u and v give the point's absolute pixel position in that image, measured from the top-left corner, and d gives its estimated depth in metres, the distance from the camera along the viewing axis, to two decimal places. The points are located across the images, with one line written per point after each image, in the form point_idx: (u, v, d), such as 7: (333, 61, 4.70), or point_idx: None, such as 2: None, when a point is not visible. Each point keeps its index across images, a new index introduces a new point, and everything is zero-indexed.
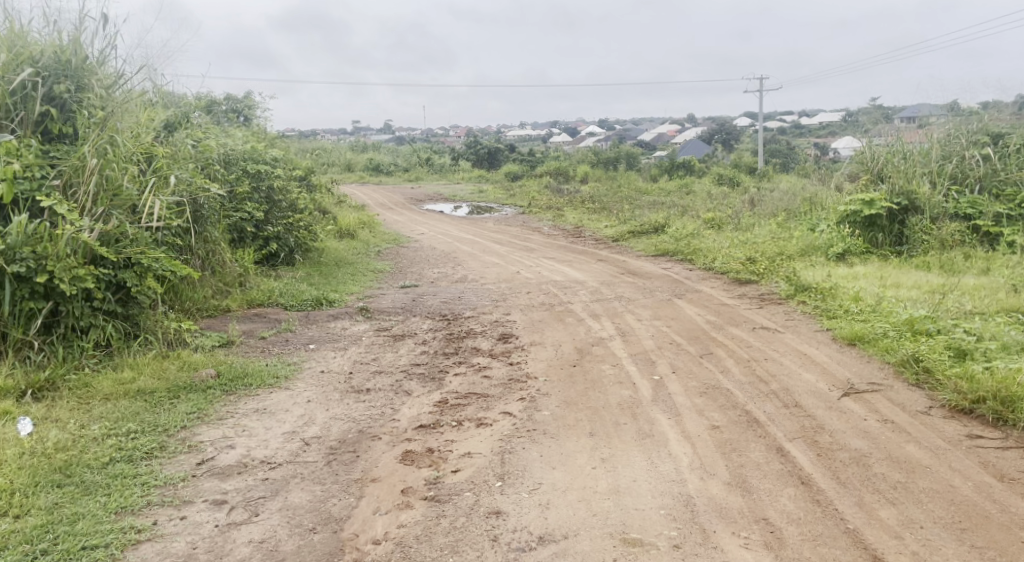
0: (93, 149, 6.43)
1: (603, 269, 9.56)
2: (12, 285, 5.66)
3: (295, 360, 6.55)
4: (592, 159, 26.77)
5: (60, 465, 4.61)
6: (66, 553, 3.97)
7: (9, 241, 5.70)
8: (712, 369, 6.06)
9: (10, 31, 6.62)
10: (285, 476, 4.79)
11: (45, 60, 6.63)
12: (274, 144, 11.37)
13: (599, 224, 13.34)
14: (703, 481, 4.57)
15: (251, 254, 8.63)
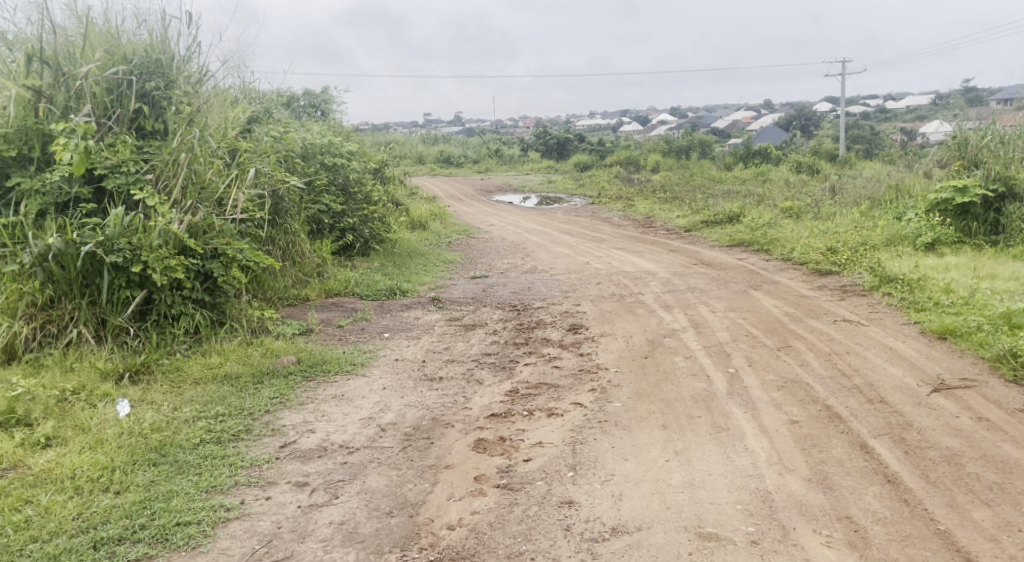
0: (182, 144, 6.67)
1: (675, 259, 9.50)
2: (109, 274, 5.95)
3: (371, 348, 6.71)
4: (664, 147, 26.51)
5: (155, 445, 4.81)
6: (161, 529, 4.14)
7: (107, 232, 5.98)
8: (791, 362, 5.98)
9: (107, 33, 6.94)
10: (363, 460, 4.92)
11: (139, 59, 6.91)
12: (350, 136, 11.61)
13: (672, 214, 13.20)
14: (782, 477, 4.52)
15: (328, 245, 8.85)
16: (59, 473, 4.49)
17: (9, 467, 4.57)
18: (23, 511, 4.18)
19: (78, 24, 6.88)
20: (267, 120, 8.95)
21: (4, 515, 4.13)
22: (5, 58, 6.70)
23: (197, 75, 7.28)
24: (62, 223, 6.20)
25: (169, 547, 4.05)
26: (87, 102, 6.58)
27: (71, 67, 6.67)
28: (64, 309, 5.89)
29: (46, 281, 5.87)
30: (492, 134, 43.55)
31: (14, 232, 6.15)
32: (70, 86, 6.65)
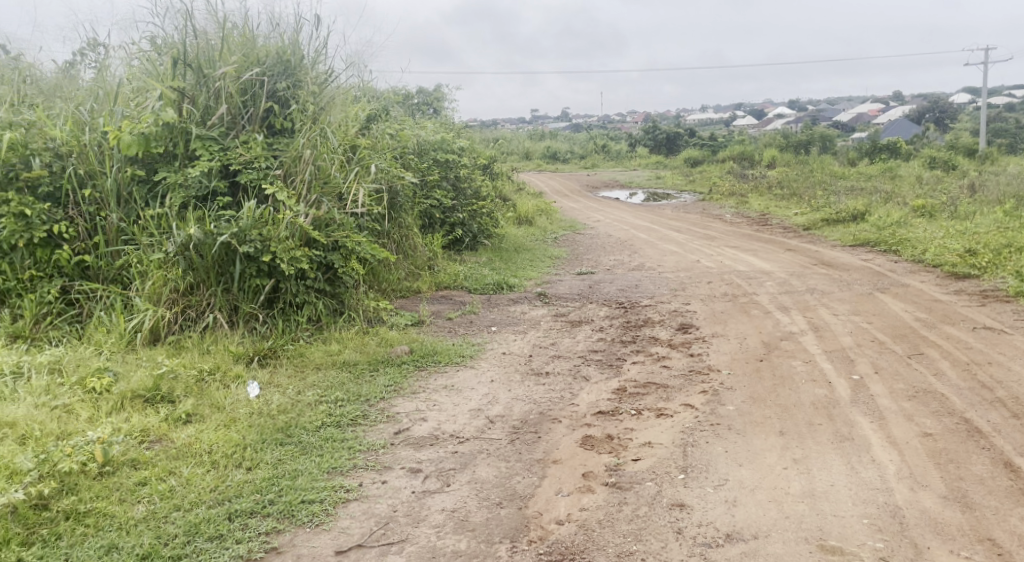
0: (308, 142, 7.07)
1: (793, 259, 9.21)
2: (241, 263, 6.32)
3: (479, 341, 6.85)
4: (782, 140, 25.76)
5: (281, 426, 5.03)
6: (288, 505, 4.32)
7: (242, 224, 6.31)
8: (923, 371, 5.70)
9: (244, 36, 7.32)
10: (473, 451, 4.98)
11: (272, 60, 7.29)
12: (461, 133, 11.78)
13: (789, 212, 12.83)
14: (914, 492, 4.31)
15: (439, 239, 9.16)
16: (197, 448, 4.75)
17: (154, 439, 4.88)
18: (167, 481, 4.43)
19: (219, 29, 7.22)
20: (384, 117, 9.22)
21: (150, 484, 4.39)
22: (154, 60, 7.13)
23: (323, 76, 7.62)
24: (200, 214, 6.60)
25: (295, 523, 4.22)
26: (222, 102, 7.03)
27: (211, 68, 7.06)
28: (202, 296, 6.29)
29: (187, 268, 6.28)
30: (601, 130, 43.30)
31: (159, 223, 6.58)
32: (210, 86, 7.07)
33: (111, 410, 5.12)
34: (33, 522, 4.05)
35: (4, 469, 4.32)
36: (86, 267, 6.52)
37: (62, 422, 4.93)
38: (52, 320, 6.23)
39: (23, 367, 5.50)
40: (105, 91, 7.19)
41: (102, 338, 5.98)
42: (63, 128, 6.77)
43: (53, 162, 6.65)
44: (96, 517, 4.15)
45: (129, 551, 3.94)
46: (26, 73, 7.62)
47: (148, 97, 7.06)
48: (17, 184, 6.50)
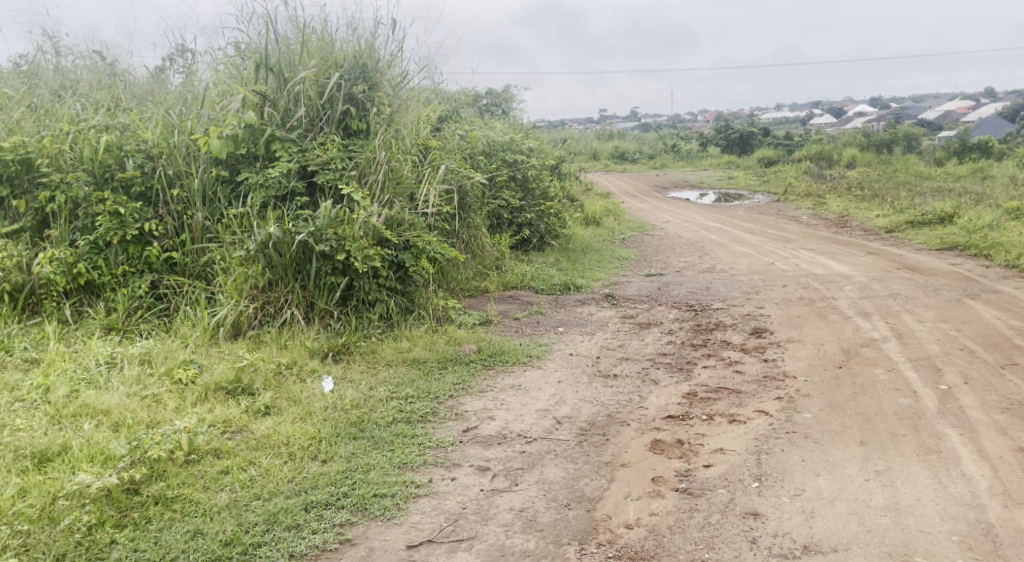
0: (382, 143, 7.18)
1: (874, 262, 8.93)
2: (317, 261, 6.45)
3: (546, 341, 6.82)
4: (862, 139, 25.04)
5: (355, 421, 5.20)
6: (362, 498, 4.48)
7: (318, 223, 6.48)
8: (1017, 382, 5.44)
9: (323, 40, 7.41)
10: (540, 451, 5.04)
11: (349, 64, 7.38)
12: (530, 133, 11.79)
13: (869, 214, 12.44)
14: (1007, 510, 4.13)
15: (507, 239, 9.21)
16: (275, 439, 4.94)
17: (235, 429, 5.07)
18: (248, 471, 4.63)
19: (299, 33, 7.40)
20: (454, 119, 9.32)
21: (232, 473, 4.59)
22: (238, 65, 7.41)
23: (397, 79, 7.69)
24: (280, 214, 6.74)
25: (368, 515, 4.38)
26: (301, 105, 7.15)
27: (290, 72, 7.25)
28: (281, 292, 6.44)
29: (266, 266, 6.41)
30: (670, 129, 42.78)
31: (242, 222, 6.74)
32: (290, 90, 7.21)
33: (196, 400, 5.34)
34: (125, 506, 4.25)
35: (100, 453, 4.60)
36: (173, 263, 6.70)
37: (151, 411, 5.16)
38: (142, 314, 6.41)
39: (116, 357, 5.73)
40: (194, 96, 7.48)
41: (188, 332, 6.16)
42: (154, 130, 6.97)
43: (144, 162, 6.83)
44: (182, 503, 4.33)
45: (213, 537, 4.12)
46: (121, 81, 8.02)
47: (232, 100, 7.29)
48: (112, 185, 6.76)
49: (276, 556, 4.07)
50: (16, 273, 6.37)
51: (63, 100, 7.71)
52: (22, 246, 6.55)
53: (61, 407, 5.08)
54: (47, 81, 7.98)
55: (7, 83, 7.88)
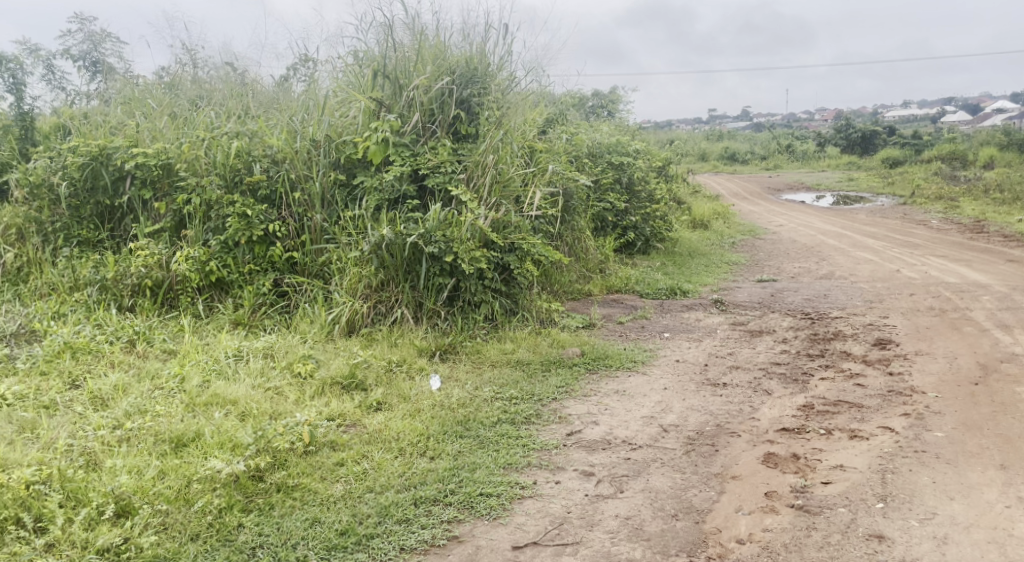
0: (490, 147, 7.17)
1: (1013, 271, 8.33)
2: (426, 263, 6.47)
3: (651, 347, 6.62)
4: (998, 139, 23.53)
5: (461, 419, 5.18)
6: (468, 496, 4.48)
7: (428, 225, 6.48)
8: None
9: (436, 47, 7.51)
10: (646, 459, 4.89)
11: (461, 69, 7.43)
12: (638, 135, 11.59)
13: (1009, 220, 11.61)
14: None
15: (611, 242, 9.08)
16: (387, 434, 4.97)
17: (349, 423, 5.13)
18: (361, 463, 4.68)
19: (414, 40, 7.53)
20: (560, 122, 9.25)
21: (347, 465, 4.66)
22: (358, 73, 7.54)
23: (505, 82, 7.73)
24: (392, 216, 6.81)
25: (474, 514, 4.36)
26: (415, 111, 7.26)
27: (405, 79, 7.32)
28: (392, 291, 6.50)
29: (379, 266, 6.49)
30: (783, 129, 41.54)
31: (357, 223, 6.85)
32: (405, 95, 7.32)
33: (314, 394, 5.41)
34: (250, 491, 4.38)
35: (229, 441, 4.71)
36: (295, 263, 6.85)
37: (274, 402, 5.26)
38: (265, 310, 6.57)
39: (243, 351, 5.87)
40: (315, 103, 7.57)
41: (307, 328, 6.27)
42: (279, 136, 7.20)
43: (271, 167, 7.08)
44: (302, 491, 4.43)
45: (330, 526, 4.20)
46: (251, 90, 8.25)
47: (352, 108, 7.44)
48: (241, 189, 6.95)
49: (387, 549, 4.10)
50: (157, 270, 6.62)
51: (199, 109, 8.05)
52: (162, 245, 6.82)
53: (194, 396, 5.22)
54: (185, 91, 8.39)
55: (151, 93, 8.28)
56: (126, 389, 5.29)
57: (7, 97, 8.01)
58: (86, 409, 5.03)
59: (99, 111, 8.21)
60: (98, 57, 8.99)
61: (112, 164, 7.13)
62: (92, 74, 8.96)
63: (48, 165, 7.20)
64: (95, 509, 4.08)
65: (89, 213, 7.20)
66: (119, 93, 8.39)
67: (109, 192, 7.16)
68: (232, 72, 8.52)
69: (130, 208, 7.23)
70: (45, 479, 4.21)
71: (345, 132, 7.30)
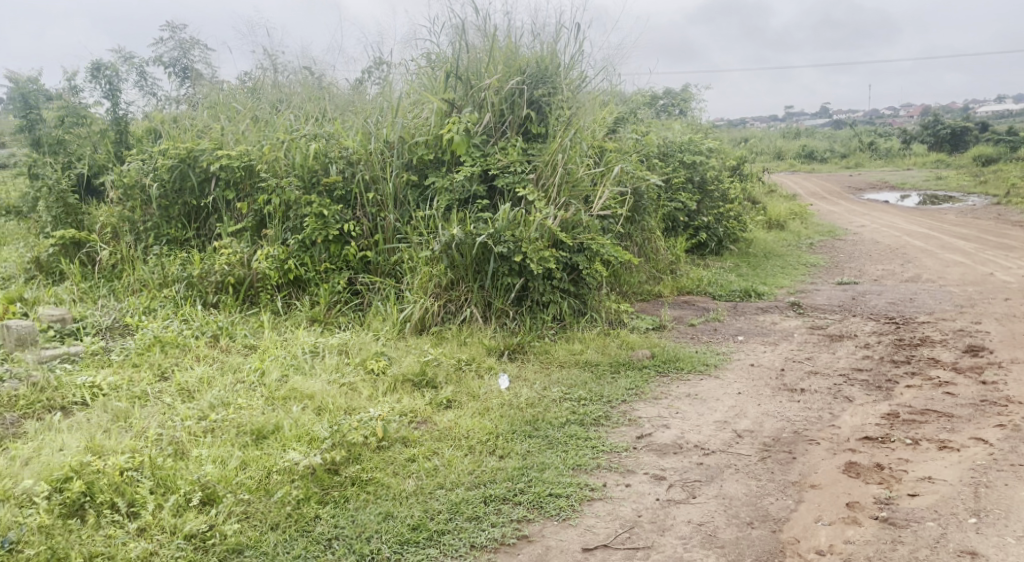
0: (561, 146, 7.07)
1: None
2: (495, 262, 6.41)
3: (724, 350, 6.44)
4: None
5: (530, 419, 5.11)
6: (537, 496, 4.41)
7: (497, 225, 6.44)
8: None
9: (507, 47, 7.46)
10: (720, 464, 4.75)
11: (531, 69, 7.37)
12: (711, 133, 11.35)
13: None
14: None
15: (682, 243, 8.93)
16: (456, 432, 4.92)
17: (420, 419, 5.09)
18: (432, 460, 4.65)
19: (485, 41, 7.49)
20: (631, 121, 9.11)
21: (419, 461, 4.63)
22: (431, 75, 7.53)
23: (576, 82, 7.60)
24: (462, 215, 6.78)
25: (543, 514, 4.30)
26: (486, 111, 7.23)
27: (478, 80, 7.29)
28: (461, 291, 6.46)
29: (449, 266, 6.46)
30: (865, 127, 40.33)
31: (428, 223, 6.83)
32: (476, 96, 7.28)
33: (386, 390, 5.40)
34: (326, 484, 4.39)
35: (306, 434, 4.73)
36: (368, 262, 6.87)
37: (348, 397, 5.26)
38: (340, 308, 6.61)
39: (319, 347, 5.91)
40: (389, 104, 7.58)
41: (379, 326, 6.28)
42: (355, 138, 7.25)
43: (346, 168, 7.09)
44: (375, 485, 4.42)
45: (402, 520, 4.19)
46: (328, 92, 8.35)
47: (424, 110, 7.40)
48: (318, 189, 7.03)
49: (458, 545, 4.07)
50: (239, 267, 6.72)
51: (280, 112, 8.19)
52: (244, 244, 6.93)
53: (274, 390, 5.27)
54: (267, 96, 8.51)
55: (234, 98, 8.49)
56: (211, 382, 5.36)
57: (104, 104, 8.20)
58: (175, 400, 5.10)
59: (188, 115, 8.44)
60: (187, 63, 9.17)
61: (198, 165, 7.33)
62: (181, 80, 9.16)
63: (140, 167, 7.50)
64: (183, 497, 4.15)
65: (177, 213, 7.42)
66: (206, 98, 8.63)
67: (196, 193, 7.39)
68: (310, 77, 8.62)
69: (214, 208, 7.40)
70: (137, 465, 4.30)
71: (417, 134, 7.24)
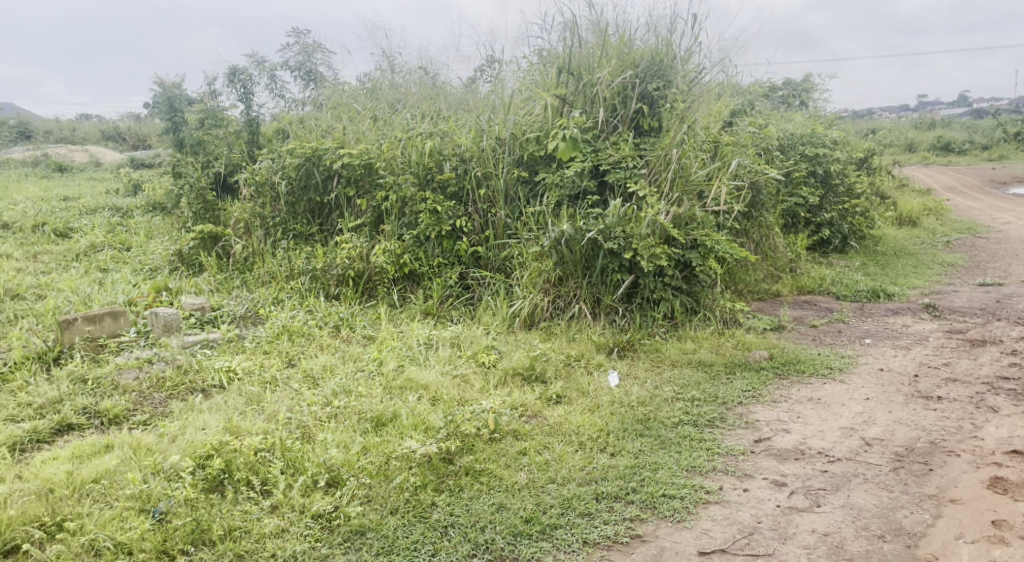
0: (675, 140, 6.83)
1: None
2: (605, 258, 6.26)
3: (850, 353, 6.09)
4: None
5: (641, 418, 4.94)
6: (650, 496, 4.26)
7: (607, 221, 6.28)
8: None
9: (621, 40, 7.27)
10: (847, 473, 4.48)
11: (645, 63, 7.15)
12: (835, 124, 10.83)
13: None
14: None
15: (804, 240, 8.56)
16: (566, 427, 4.81)
17: (531, 414, 5.01)
18: (543, 454, 4.55)
19: (598, 36, 7.36)
20: (748, 113, 8.79)
21: (529, 455, 4.53)
22: (543, 71, 7.45)
23: (692, 75, 7.28)
24: (572, 212, 6.65)
25: (657, 515, 4.16)
26: (598, 107, 7.06)
27: (589, 76, 7.17)
28: (570, 287, 6.34)
29: (558, 262, 6.35)
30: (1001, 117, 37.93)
31: (538, 219, 6.74)
32: (589, 91, 7.15)
33: (497, 383, 5.34)
34: (442, 472, 4.35)
35: (422, 422, 4.72)
36: (479, 257, 6.85)
37: (460, 389, 5.22)
38: (452, 302, 6.60)
39: (432, 339, 5.90)
40: (501, 101, 7.52)
41: (489, 320, 6.26)
42: (468, 135, 7.21)
43: (459, 165, 7.09)
44: (488, 476, 4.35)
45: (515, 512, 4.12)
46: (443, 91, 8.37)
47: (535, 105, 7.32)
48: (432, 185, 7.04)
49: (571, 541, 3.99)
50: (359, 261, 6.79)
51: (397, 111, 8.26)
52: (363, 239, 6.99)
53: (391, 379, 5.28)
54: (384, 96, 8.59)
55: (355, 99, 8.63)
56: (334, 369, 5.43)
57: (238, 106, 8.54)
58: (302, 386, 5.17)
59: (313, 115, 8.74)
60: (311, 66, 9.37)
61: (323, 164, 7.50)
62: (306, 82, 9.36)
63: (270, 166, 7.79)
64: (310, 477, 4.20)
65: (303, 209, 7.59)
66: (329, 99, 8.84)
67: (320, 190, 7.54)
68: (425, 76, 8.66)
69: (336, 205, 7.53)
70: (269, 446, 4.36)
71: (531, 132, 7.15)
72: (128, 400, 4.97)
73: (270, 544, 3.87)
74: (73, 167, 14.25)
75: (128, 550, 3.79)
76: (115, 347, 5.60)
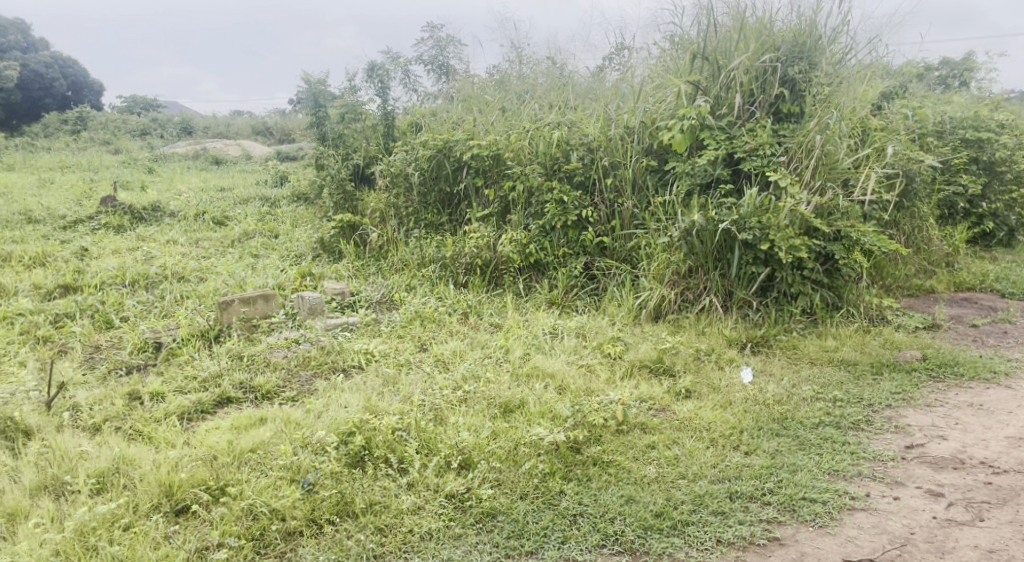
0: (817, 125, 6.36)
1: None
2: (739, 250, 5.90)
3: (1016, 356, 5.52)
4: None
5: (778, 417, 4.59)
6: (789, 498, 3.94)
7: (742, 211, 5.89)
8: None
9: (760, 23, 6.78)
10: (1014, 486, 4.04)
11: (786, 46, 6.65)
12: (1001, 105, 9.94)
13: None
14: None
15: (963, 233, 7.91)
16: (697, 423, 4.53)
17: (658, 407, 4.74)
18: (673, 449, 4.29)
19: (735, 19, 6.86)
20: (902, 96, 8.16)
21: (659, 448, 4.28)
22: (675, 56, 7.10)
23: (839, 55, 6.80)
24: (704, 201, 6.29)
25: (798, 518, 3.85)
26: (734, 91, 6.64)
27: (726, 60, 6.77)
28: (700, 279, 6.04)
29: (688, 252, 6.03)
30: None
31: (668, 208, 6.44)
32: (724, 77, 6.75)
33: (624, 375, 5.11)
34: (571, 460, 4.17)
35: (549, 411, 4.55)
36: (605, 247, 6.61)
37: (586, 379, 5.02)
38: (577, 292, 6.40)
39: (558, 328, 5.72)
40: (631, 89, 7.26)
41: (615, 311, 6.03)
42: (595, 125, 6.98)
43: (586, 155, 6.86)
44: (616, 468, 4.13)
45: (645, 506, 3.89)
46: (570, 81, 8.15)
47: (667, 93, 6.95)
48: (559, 175, 6.86)
49: (703, 539, 3.74)
50: (486, 250, 6.70)
51: (525, 103, 8.08)
52: (490, 228, 6.90)
53: (518, 365, 5.15)
54: (512, 88, 8.41)
55: (487, 91, 8.46)
56: (463, 355, 5.34)
57: (375, 100, 8.58)
58: (433, 369, 5.11)
59: (445, 108, 8.61)
60: (444, 60, 9.36)
61: (453, 155, 7.42)
62: (440, 76, 9.36)
63: (405, 157, 7.71)
64: (444, 458, 4.10)
65: (434, 200, 7.58)
66: (459, 91, 8.66)
67: (450, 181, 7.51)
68: (553, 67, 8.48)
69: (466, 196, 7.47)
70: (405, 426, 4.29)
71: (660, 121, 6.79)
72: (277, 376, 5.03)
73: (407, 520, 3.80)
74: (229, 159, 14.89)
75: (281, 517, 3.79)
76: (266, 328, 5.71)
